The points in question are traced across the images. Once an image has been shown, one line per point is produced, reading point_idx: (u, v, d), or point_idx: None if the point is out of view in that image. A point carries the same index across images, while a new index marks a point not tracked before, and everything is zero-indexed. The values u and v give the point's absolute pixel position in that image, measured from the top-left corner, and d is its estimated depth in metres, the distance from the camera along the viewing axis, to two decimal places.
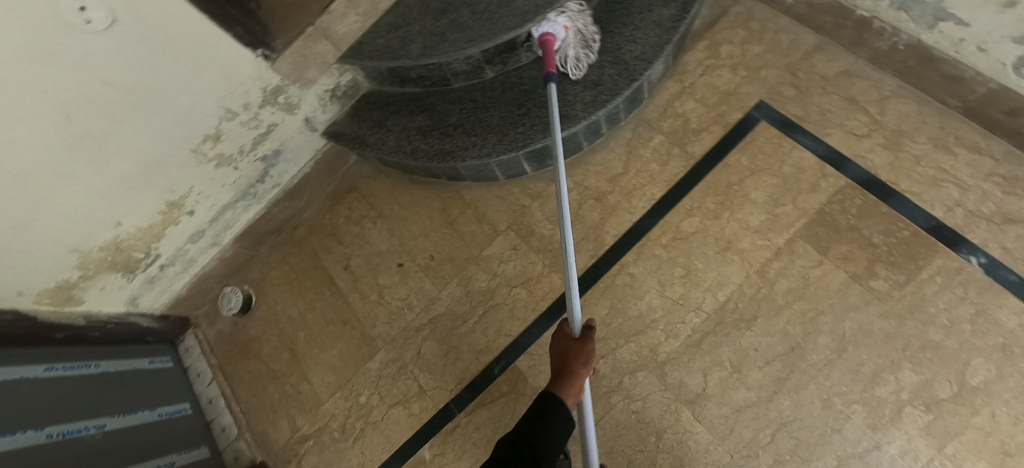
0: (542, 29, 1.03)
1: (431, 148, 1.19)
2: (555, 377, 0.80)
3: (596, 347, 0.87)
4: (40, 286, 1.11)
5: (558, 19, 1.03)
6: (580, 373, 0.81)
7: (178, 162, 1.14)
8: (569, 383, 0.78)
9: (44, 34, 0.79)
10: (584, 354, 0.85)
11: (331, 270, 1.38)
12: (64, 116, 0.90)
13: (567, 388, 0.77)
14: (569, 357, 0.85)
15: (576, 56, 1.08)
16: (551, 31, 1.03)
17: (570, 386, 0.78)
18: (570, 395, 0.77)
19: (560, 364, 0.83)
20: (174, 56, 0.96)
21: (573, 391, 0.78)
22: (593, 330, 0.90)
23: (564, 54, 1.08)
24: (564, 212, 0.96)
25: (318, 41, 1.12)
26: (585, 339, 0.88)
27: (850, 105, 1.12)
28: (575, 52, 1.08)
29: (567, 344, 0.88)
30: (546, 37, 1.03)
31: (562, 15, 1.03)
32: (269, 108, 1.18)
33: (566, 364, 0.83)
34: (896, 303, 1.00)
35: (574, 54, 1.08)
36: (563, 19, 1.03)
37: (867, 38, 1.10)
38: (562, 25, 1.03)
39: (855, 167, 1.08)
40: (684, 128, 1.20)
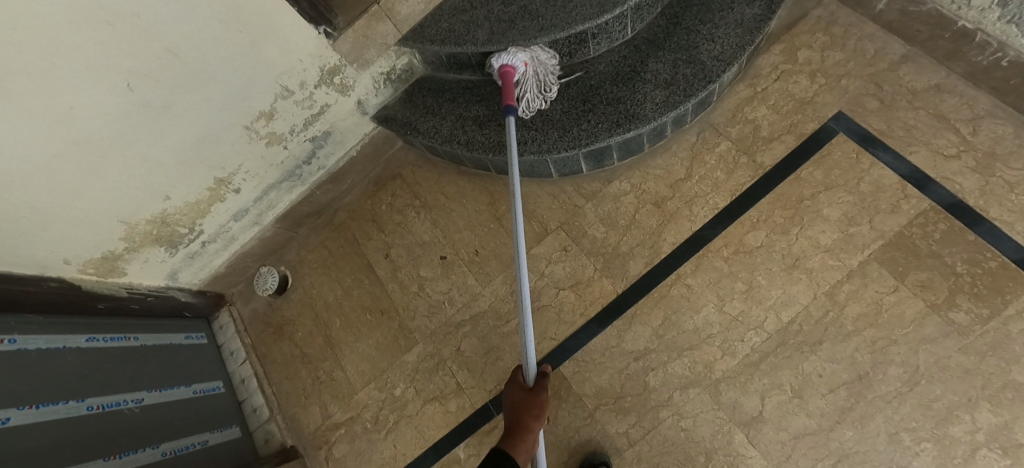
0: (503, 61, 1.04)
1: (487, 140, 1.15)
2: (506, 434, 0.80)
3: (549, 398, 0.88)
4: (87, 256, 1.10)
5: (518, 54, 1.03)
6: (531, 427, 0.82)
7: (231, 138, 1.11)
8: (519, 440, 0.78)
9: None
10: (536, 406, 0.85)
11: (371, 257, 1.35)
12: (125, 85, 0.88)
13: (517, 445, 0.77)
14: (522, 410, 0.85)
15: (528, 94, 1.08)
16: (510, 64, 1.04)
17: (520, 443, 0.78)
18: (519, 453, 0.76)
19: (512, 417, 0.83)
20: (239, 29, 0.93)
21: (524, 448, 0.78)
22: (548, 378, 0.91)
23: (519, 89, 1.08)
24: (518, 244, 0.95)
25: (380, 22, 1.07)
26: (537, 389, 0.88)
27: (939, 122, 1.04)
28: (528, 92, 1.08)
29: (521, 394, 0.89)
30: (503, 70, 1.04)
31: (523, 51, 1.03)
32: (325, 88, 1.15)
33: (518, 417, 0.83)
34: (977, 338, 0.93)
35: (529, 92, 1.08)
36: (523, 56, 1.03)
37: (966, 52, 1.01)
38: (522, 60, 1.03)
39: (941, 189, 1.01)
40: (754, 136, 1.13)
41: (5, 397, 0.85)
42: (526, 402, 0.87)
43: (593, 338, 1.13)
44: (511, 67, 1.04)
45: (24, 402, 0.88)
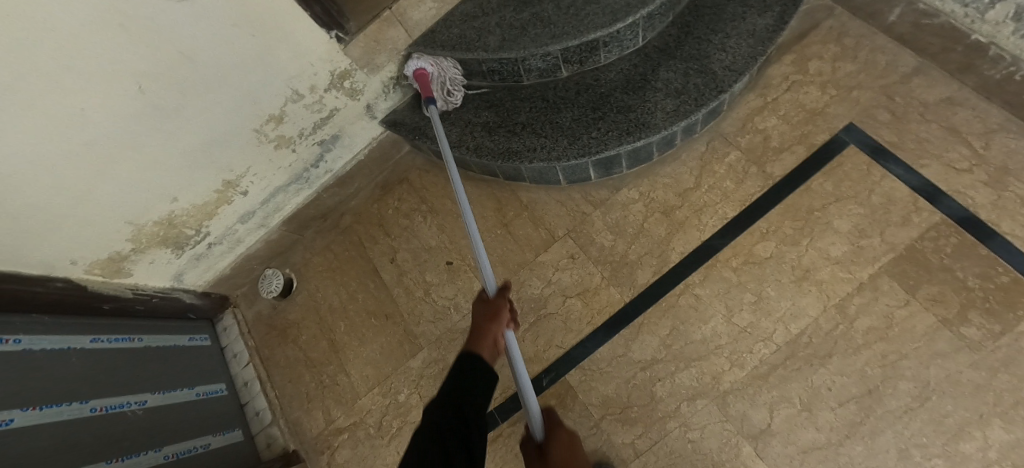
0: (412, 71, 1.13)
1: (496, 146, 1.14)
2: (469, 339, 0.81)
3: (508, 303, 0.89)
4: (93, 257, 1.10)
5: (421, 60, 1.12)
6: (494, 327, 0.83)
7: (240, 141, 1.11)
8: (482, 339, 0.79)
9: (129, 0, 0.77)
10: (495, 310, 0.86)
11: (377, 261, 1.34)
12: (137, 88, 0.88)
13: (480, 343, 0.78)
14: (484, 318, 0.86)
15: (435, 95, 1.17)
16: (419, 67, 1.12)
17: (483, 341, 0.79)
18: (484, 349, 0.77)
19: (472, 322, 0.84)
20: (251, 32, 0.93)
21: (489, 345, 0.79)
22: (507, 288, 0.92)
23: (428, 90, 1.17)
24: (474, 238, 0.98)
25: (391, 27, 1.07)
26: (496, 297, 0.89)
27: (950, 136, 1.03)
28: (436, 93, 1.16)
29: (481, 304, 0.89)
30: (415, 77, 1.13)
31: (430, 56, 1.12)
32: (334, 92, 1.15)
33: (479, 321, 0.84)
34: (989, 354, 0.93)
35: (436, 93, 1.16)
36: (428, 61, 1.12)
37: (979, 65, 1.01)
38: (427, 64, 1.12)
39: (953, 203, 1.00)
40: (764, 146, 1.13)
41: (8, 400, 0.84)
42: (486, 309, 0.87)
43: (600, 348, 1.12)
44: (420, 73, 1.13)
45: (27, 404, 0.87)
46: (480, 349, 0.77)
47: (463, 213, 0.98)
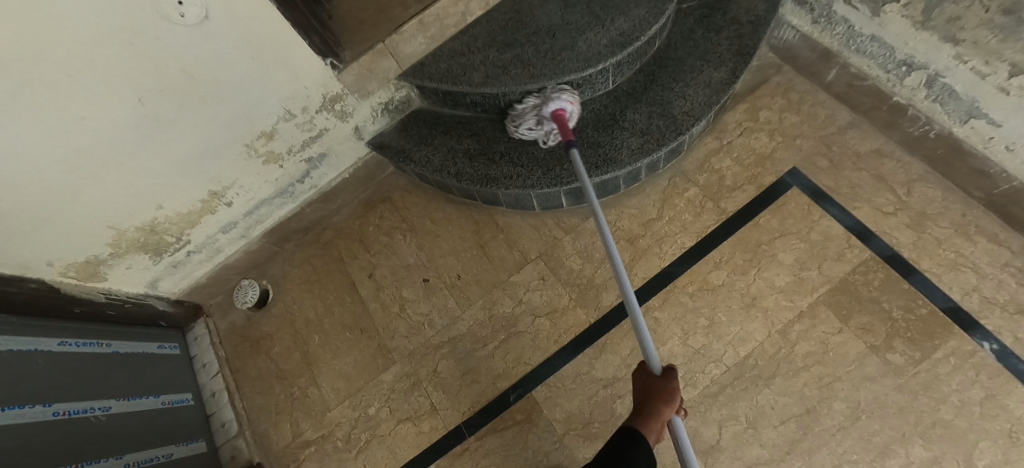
0: (554, 106, 1.10)
1: (475, 172, 1.22)
2: (635, 412, 0.80)
3: (679, 387, 0.85)
4: (71, 259, 1.11)
5: (564, 95, 1.11)
6: (661, 410, 0.80)
7: (230, 154, 1.15)
8: (651, 419, 0.77)
9: (139, 21, 0.82)
10: (667, 393, 0.82)
11: (355, 276, 1.38)
12: (137, 99, 0.92)
13: (648, 424, 0.77)
14: (649, 393, 0.84)
15: (547, 131, 1.15)
16: (560, 106, 1.10)
17: (650, 422, 0.77)
18: (650, 431, 0.76)
19: (640, 399, 0.82)
20: (253, 55, 0.99)
21: (654, 427, 0.77)
22: (675, 371, 0.88)
23: (544, 124, 1.15)
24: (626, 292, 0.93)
25: (383, 58, 1.14)
26: (666, 377, 0.86)
27: (879, 183, 1.16)
28: (548, 129, 1.15)
29: (649, 381, 0.86)
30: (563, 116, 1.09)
31: (571, 98, 1.11)
32: (325, 114, 1.21)
33: (648, 401, 0.81)
34: (910, 378, 1.03)
35: (551, 128, 1.14)
36: (567, 101, 1.10)
37: (901, 123, 1.15)
38: (567, 104, 1.10)
39: (881, 242, 1.12)
40: (720, 184, 1.24)
41: None
42: (654, 387, 0.85)
43: (566, 365, 1.19)
44: (560, 108, 1.11)
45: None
46: (647, 431, 0.76)
47: (614, 258, 0.95)
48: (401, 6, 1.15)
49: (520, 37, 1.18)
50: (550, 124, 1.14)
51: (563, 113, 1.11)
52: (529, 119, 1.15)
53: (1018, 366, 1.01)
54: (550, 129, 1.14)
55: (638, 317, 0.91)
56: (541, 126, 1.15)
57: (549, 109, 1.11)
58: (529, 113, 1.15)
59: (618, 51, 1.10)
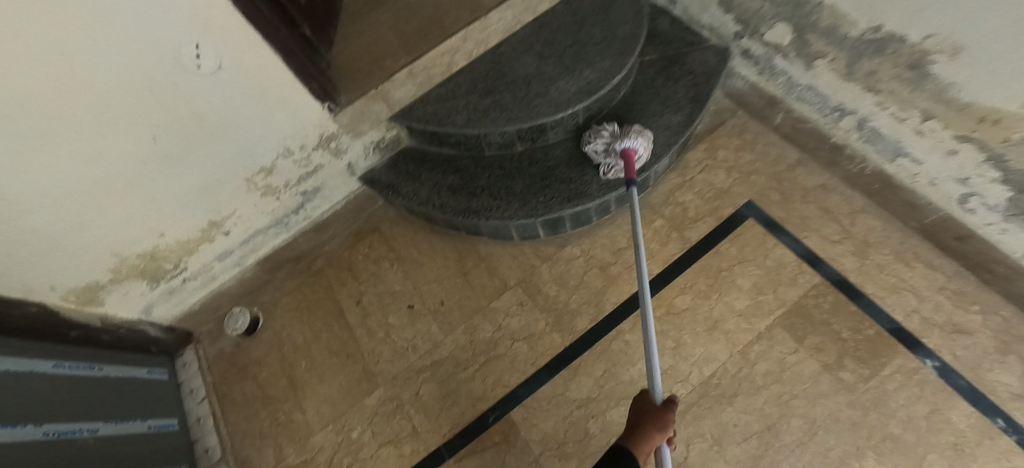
0: (628, 144, 1.19)
1: (458, 204, 1.32)
2: (628, 432, 0.81)
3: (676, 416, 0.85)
4: (72, 284, 1.17)
5: (640, 139, 1.20)
6: (655, 436, 0.81)
7: (231, 186, 1.24)
8: (642, 441, 0.78)
9: (161, 71, 0.91)
10: (662, 420, 0.83)
11: (343, 303, 1.45)
12: (151, 138, 1.01)
13: (639, 444, 0.78)
14: (645, 418, 0.84)
15: (610, 164, 1.24)
16: (632, 146, 1.19)
17: (642, 443, 0.78)
18: (642, 453, 0.77)
19: (635, 422, 0.83)
20: (258, 99, 1.08)
21: (646, 449, 0.78)
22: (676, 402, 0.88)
23: (610, 157, 1.23)
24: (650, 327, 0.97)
25: (375, 102, 1.25)
26: (665, 405, 0.86)
27: (825, 215, 1.28)
28: (611, 162, 1.23)
29: (646, 406, 0.87)
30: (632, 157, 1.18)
31: (644, 143, 1.20)
32: (321, 151, 1.31)
33: (642, 426, 0.82)
34: (861, 394, 1.11)
35: (616, 163, 1.23)
36: (642, 145, 1.19)
37: (841, 162, 1.28)
38: (639, 147, 1.19)
39: (829, 268, 1.23)
40: (683, 216, 1.35)
41: None
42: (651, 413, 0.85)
43: (542, 386, 1.25)
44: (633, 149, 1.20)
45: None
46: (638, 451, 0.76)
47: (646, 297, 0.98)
48: (393, 56, 1.25)
49: (500, 84, 1.30)
50: (615, 158, 1.23)
51: (632, 153, 1.20)
52: (603, 143, 1.24)
53: (958, 382, 1.09)
54: (613, 162, 1.23)
55: (650, 347, 0.94)
56: (607, 158, 1.24)
57: (622, 145, 1.20)
58: (607, 139, 1.24)
59: (586, 97, 1.24)
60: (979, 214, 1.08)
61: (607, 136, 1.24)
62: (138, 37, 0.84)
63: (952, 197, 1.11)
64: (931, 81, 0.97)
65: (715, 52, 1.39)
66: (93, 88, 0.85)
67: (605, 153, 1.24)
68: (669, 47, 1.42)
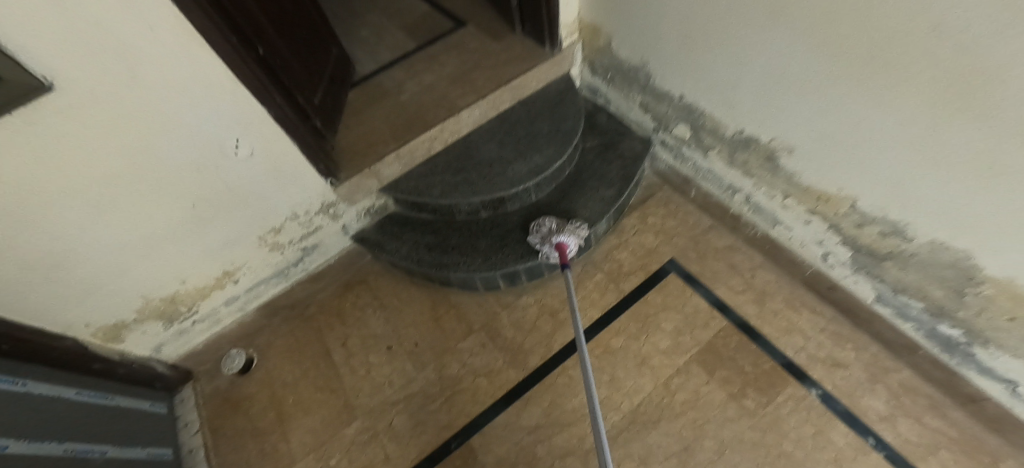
0: (561, 237, 1.47)
1: (433, 259, 1.60)
2: None
3: None
4: (103, 322, 1.39)
5: (571, 235, 1.48)
6: None
7: (246, 244, 1.50)
8: None
9: (209, 157, 1.21)
10: None
11: (330, 345, 1.67)
12: (191, 205, 1.28)
13: None
14: None
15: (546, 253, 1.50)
16: (565, 241, 1.47)
17: None
18: None
19: None
20: (277, 175, 1.38)
21: None
22: None
23: (546, 247, 1.50)
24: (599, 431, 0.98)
25: (368, 178, 1.56)
26: None
27: (731, 270, 1.58)
28: (548, 251, 1.49)
29: None
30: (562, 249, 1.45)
31: (575, 238, 1.48)
32: (322, 215, 1.59)
33: None
34: (760, 418, 1.33)
35: (551, 252, 1.49)
36: (573, 240, 1.48)
37: (742, 227, 1.61)
38: (571, 242, 1.47)
39: (735, 313, 1.50)
40: (619, 271, 1.64)
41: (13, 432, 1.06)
42: None
43: (498, 416, 1.45)
44: (565, 242, 1.47)
45: (20, 435, 1.07)
46: None
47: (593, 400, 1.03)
48: (385, 142, 1.58)
49: (468, 164, 1.63)
50: (551, 248, 1.49)
51: (566, 246, 1.47)
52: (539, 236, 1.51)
53: (837, 407, 1.32)
54: (550, 252, 1.49)
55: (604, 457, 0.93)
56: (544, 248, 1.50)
57: (557, 239, 1.47)
58: (544, 232, 1.52)
59: (536, 177, 1.57)
60: (838, 269, 1.40)
61: (544, 230, 1.52)
62: (194, 131, 1.14)
63: (817, 256, 1.43)
64: (784, 171, 1.35)
65: (641, 141, 1.75)
66: (152, 168, 1.14)
67: (541, 243, 1.51)
68: (606, 137, 1.78)
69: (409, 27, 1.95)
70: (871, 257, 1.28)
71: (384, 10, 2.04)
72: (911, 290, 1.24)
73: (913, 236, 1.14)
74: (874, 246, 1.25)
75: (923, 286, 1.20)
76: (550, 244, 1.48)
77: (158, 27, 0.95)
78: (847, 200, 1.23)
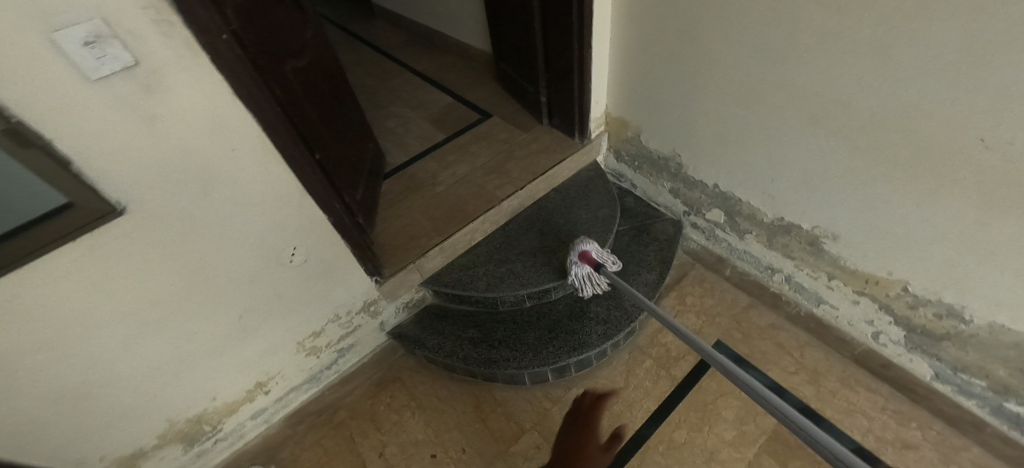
0: (579, 248, 1.46)
1: (479, 355, 1.52)
2: None
3: None
4: (119, 453, 1.21)
5: (586, 242, 1.48)
6: None
7: (284, 352, 1.39)
8: None
9: (266, 268, 1.16)
10: None
11: (365, 456, 1.48)
12: (237, 317, 1.19)
13: None
14: None
15: (580, 274, 1.45)
16: (584, 248, 1.46)
17: None
18: None
19: None
20: (326, 281, 1.32)
21: None
22: None
23: (576, 271, 1.45)
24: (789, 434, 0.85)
25: (412, 273, 1.50)
26: None
27: (779, 350, 1.57)
28: (581, 273, 1.44)
29: None
30: (582, 246, 1.44)
31: (591, 242, 1.47)
32: (362, 315, 1.51)
33: None
34: None
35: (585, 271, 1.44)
36: (590, 244, 1.47)
37: (783, 306, 1.64)
38: (591, 245, 1.46)
39: (793, 396, 1.47)
40: (667, 356, 1.61)
41: None
42: None
43: None
44: (586, 251, 1.45)
45: None
46: None
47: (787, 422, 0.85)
48: (427, 236, 1.55)
49: (511, 254, 1.62)
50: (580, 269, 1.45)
51: (590, 251, 1.45)
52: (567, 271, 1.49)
53: None
54: (583, 271, 1.44)
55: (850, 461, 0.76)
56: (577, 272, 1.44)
57: (577, 252, 1.46)
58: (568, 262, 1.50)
59: None
60: (890, 347, 1.43)
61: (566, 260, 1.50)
62: (254, 243, 1.10)
63: (867, 333, 1.46)
64: (828, 255, 1.40)
65: (672, 223, 1.80)
66: (206, 285, 1.07)
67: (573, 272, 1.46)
68: (637, 219, 1.83)
69: (435, 119, 1.99)
70: (927, 338, 1.31)
71: (407, 102, 2.10)
72: (973, 369, 1.26)
73: (970, 318, 1.19)
74: (930, 327, 1.29)
75: (984, 365, 1.23)
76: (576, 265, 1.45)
77: (239, 149, 0.95)
78: (897, 283, 1.28)
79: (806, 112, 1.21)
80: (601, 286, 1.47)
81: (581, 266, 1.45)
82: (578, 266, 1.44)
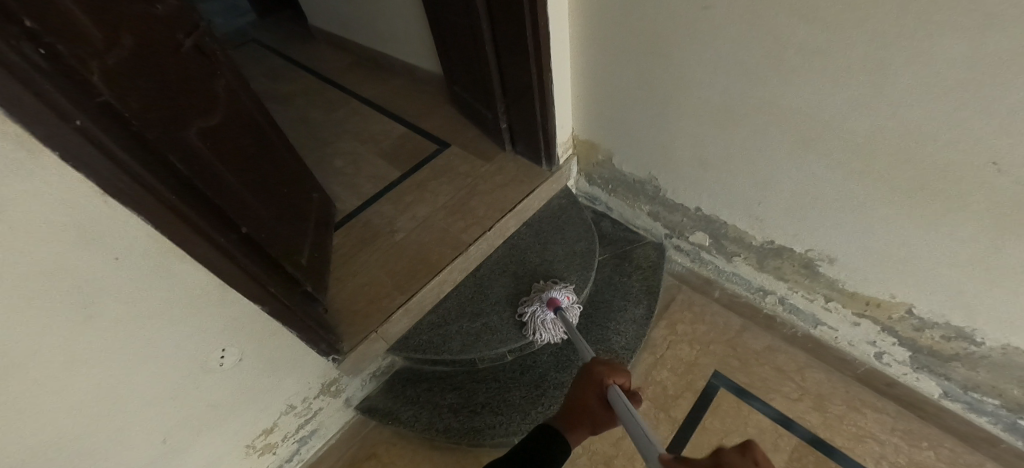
0: (551, 292, 1.38)
1: (461, 425, 1.36)
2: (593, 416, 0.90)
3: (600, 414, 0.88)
4: None
5: (561, 289, 1.40)
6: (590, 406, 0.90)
7: (229, 460, 1.19)
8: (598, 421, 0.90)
9: (189, 380, 0.96)
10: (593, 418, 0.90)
11: None
12: (162, 440, 0.99)
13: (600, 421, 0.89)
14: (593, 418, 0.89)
15: (537, 321, 1.36)
16: (556, 295, 1.38)
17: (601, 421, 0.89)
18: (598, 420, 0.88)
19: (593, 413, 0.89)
20: (270, 373, 1.13)
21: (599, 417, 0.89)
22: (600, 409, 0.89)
23: (535, 316, 1.36)
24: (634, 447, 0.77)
25: (375, 342, 1.32)
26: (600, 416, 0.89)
27: (780, 374, 1.47)
28: (540, 318, 1.35)
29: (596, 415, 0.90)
30: (552, 292, 1.37)
31: (565, 289, 1.40)
32: (322, 397, 1.33)
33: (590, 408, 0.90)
34: None
35: (542, 316, 1.35)
36: (565, 291, 1.39)
37: (777, 327, 1.55)
38: (564, 294, 1.39)
39: (801, 427, 1.37)
40: (664, 394, 1.47)
41: None
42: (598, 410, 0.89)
43: None
44: (556, 298, 1.38)
45: None
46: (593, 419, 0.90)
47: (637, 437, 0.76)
48: (389, 297, 1.37)
49: (486, 305, 1.46)
50: (541, 314, 1.35)
51: (560, 300, 1.37)
52: (524, 313, 1.39)
53: None
54: (544, 316, 1.35)
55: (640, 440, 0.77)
56: (533, 318, 1.36)
57: (547, 295, 1.38)
58: (530, 302, 1.39)
59: None
60: (895, 367, 1.35)
61: (528, 301, 1.40)
62: (167, 359, 0.90)
63: (869, 353, 1.38)
64: (824, 277, 1.31)
65: (653, 248, 1.69)
66: (109, 419, 0.87)
67: (531, 315, 1.37)
68: (615, 246, 1.72)
69: (387, 154, 1.80)
70: (934, 358, 1.24)
71: (355, 137, 1.89)
72: (985, 388, 1.19)
73: (982, 340, 1.11)
74: (937, 348, 1.21)
75: (997, 384, 1.16)
76: (540, 310, 1.35)
77: (125, 256, 0.74)
78: (902, 305, 1.19)
79: (795, 134, 1.09)
80: (553, 336, 1.38)
81: (545, 310, 1.36)
82: (544, 309, 1.35)
